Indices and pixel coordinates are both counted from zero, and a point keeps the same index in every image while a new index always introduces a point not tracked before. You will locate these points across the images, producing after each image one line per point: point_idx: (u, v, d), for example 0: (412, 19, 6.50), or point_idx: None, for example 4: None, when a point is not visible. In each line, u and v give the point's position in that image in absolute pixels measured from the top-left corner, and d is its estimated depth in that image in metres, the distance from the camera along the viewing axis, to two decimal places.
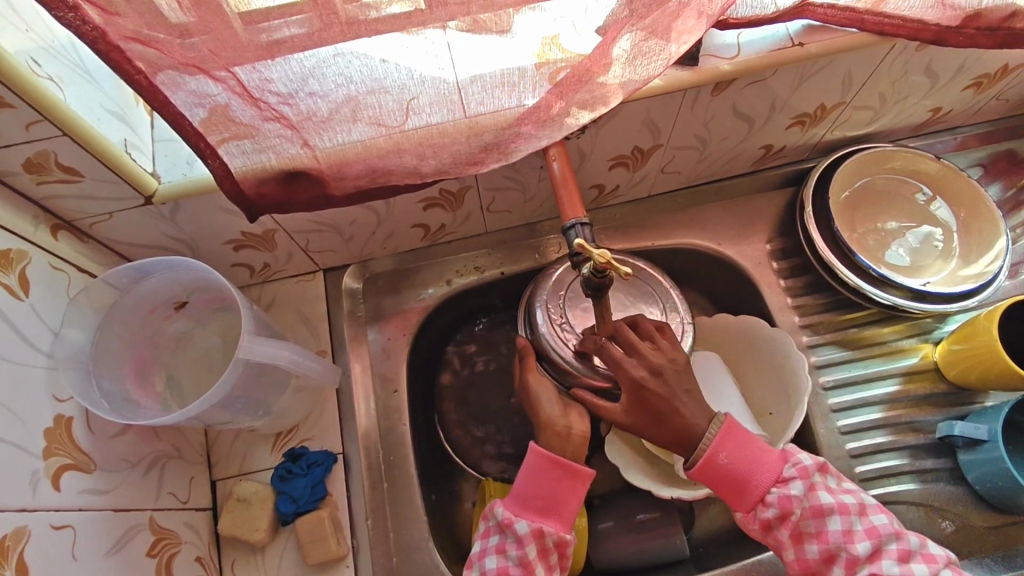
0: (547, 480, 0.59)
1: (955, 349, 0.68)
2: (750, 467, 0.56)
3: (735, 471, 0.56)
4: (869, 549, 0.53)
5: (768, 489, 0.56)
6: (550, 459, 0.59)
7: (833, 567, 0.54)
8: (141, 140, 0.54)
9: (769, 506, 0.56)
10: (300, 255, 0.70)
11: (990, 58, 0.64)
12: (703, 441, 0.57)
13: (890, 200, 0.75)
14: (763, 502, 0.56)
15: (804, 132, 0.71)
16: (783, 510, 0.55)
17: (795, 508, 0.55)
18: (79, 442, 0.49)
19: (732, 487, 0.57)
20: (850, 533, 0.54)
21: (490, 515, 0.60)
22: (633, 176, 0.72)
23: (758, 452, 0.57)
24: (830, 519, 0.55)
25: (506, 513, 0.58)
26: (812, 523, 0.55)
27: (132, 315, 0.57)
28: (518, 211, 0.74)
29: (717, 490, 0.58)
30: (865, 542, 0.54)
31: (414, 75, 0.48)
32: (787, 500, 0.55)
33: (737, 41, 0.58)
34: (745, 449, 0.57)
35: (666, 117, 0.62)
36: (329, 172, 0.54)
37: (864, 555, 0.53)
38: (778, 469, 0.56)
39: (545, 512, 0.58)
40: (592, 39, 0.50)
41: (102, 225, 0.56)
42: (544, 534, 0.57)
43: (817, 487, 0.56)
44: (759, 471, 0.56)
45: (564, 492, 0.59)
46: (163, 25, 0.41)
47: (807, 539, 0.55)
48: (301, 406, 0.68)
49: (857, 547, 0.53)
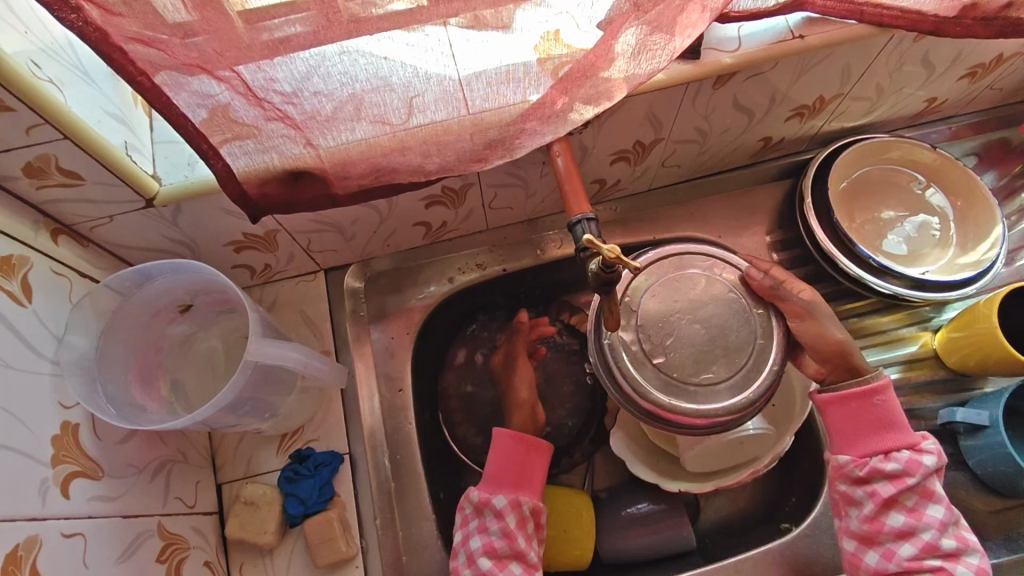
0: (513, 458, 0.63)
1: (956, 336, 0.68)
2: (894, 423, 0.58)
3: (881, 416, 0.59)
4: (953, 547, 0.54)
5: (897, 448, 0.58)
6: (512, 436, 0.63)
7: (904, 543, 0.55)
8: (141, 142, 0.53)
9: (891, 461, 0.57)
10: (301, 255, 0.70)
11: (986, 47, 0.65)
12: (871, 377, 0.60)
13: (888, 189, 0.76)
14: (888, 455, 0.57)
15: (804, 124, 0.72)
16: (902, 469, 0.56)
17: (916, 473, 0.56)
18: (86, 449, 0.49)
19: (864, 426, 0.59)
20: (945, 527, 0.55)
21: (465, 503, 0.62)
22: (635, 170, 0.72)
23: (905, 417, 0.59)
24: (934, 505, 0.56)
25: (481, 494, 0.61)
26: (916, 499, 0.56)
27: (136, 319, 0.56)
28: (520, 208, 0.73)
29: (841, 424, 0.60)
30: (953, 541, 0.55)
31: (419, 73, 0.48)
32: (914, 464, 0.56)
33: (738, 34, 0.59)
34: (900, 408, 0.59)
35: (667, 111, 0.62)
36: (332, 171, 0.53)
37: (945, 549, 0.54)
38: (919, 438, 0.57)
39: (517, 486, 0.62)
40: (595, 34, 0.50)
41: (103, 229, 0.55)
42: (520, 504, 0.60)
43: (938, 477, 0.57)
44: (898, 430, 0.58)
45: (531, 466, 0.63)
46: (165, 26, 0.40)
47: (899, 506, 0.56)
48: (307, 407, 0.67)
49: (943, 540, 0.55)
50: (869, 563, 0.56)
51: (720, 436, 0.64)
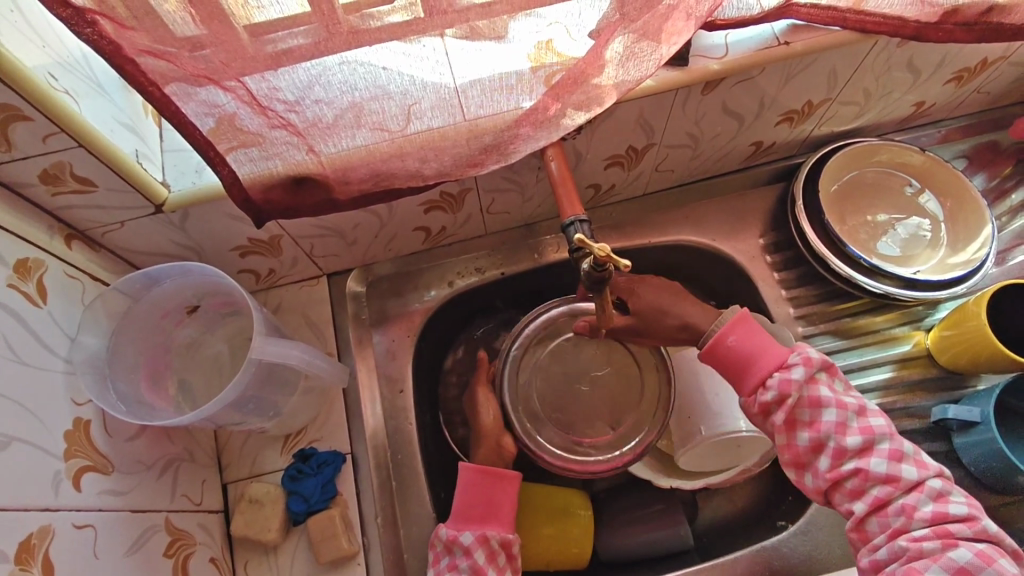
0: (479, 492, 0.62)
1: (947, 335, 0.69)
2: (757, 355, 0.59)
3: (739, 356, 0.60)
4: (859, 444, 0.55)
5: (769, 374, 0.58)
6: (478, 470, 0.62)
7: (819, 457, 0.56)
8: (151, 151, 0.55)
9: (769, 389, 0.57)
10: (305, 260, 0.72)
11: (970, 52, 0.67)
12: (714, 326, 0.61)
13: (879, 192, 0.77)
14: (764, 386, 0.58)
15: (793, 128, 0.74)
16: (780, 393, 0.57)
17: (792, 392, 0.56)
18: (97, 444, 0.51)
19: (738, 369, 0.60)
20: (843, 426, 0.56)
21: (436, 540, 0.61)
22: (628, 175, 0.74)
23: (766, 342, 0.60)
24: (826, 411, 0.56)
25: (450, 531, 0.60)
26: (808, 412, 0.57)
27: (145, 321, 0.58)
28: (517, 212, 0.75)
29: (726, 372, 0.61)
30: (857, 436, 0.55)
31: (415, 81, 0.50)
32: (786, 384, 0.57)
33: (725, 41, 0.60)
34: (755, 339, 0.60)
35: (659, 116, 0.64)
36: (333, 176, 0.56)
37: (853, 448, 0.55)
38: (782, 357, 0.58)
39: (484, 521, 0.61)
40: (586, 43, 0.52)
41: (114, 234, 0.58)
42: (488, 538, 0.60)
43: (819, 381, 0.58)
44: (763, 359, 0.59)
45: (498, 500, 0.62)
46: (174, 40, 0.43)
47: (799, 425, 0.57)
48: (311, 407, 0.69)
49: (848, 440, 0.55)
50: (809, 485, 0.57)
51: (712, 434, 0.67)
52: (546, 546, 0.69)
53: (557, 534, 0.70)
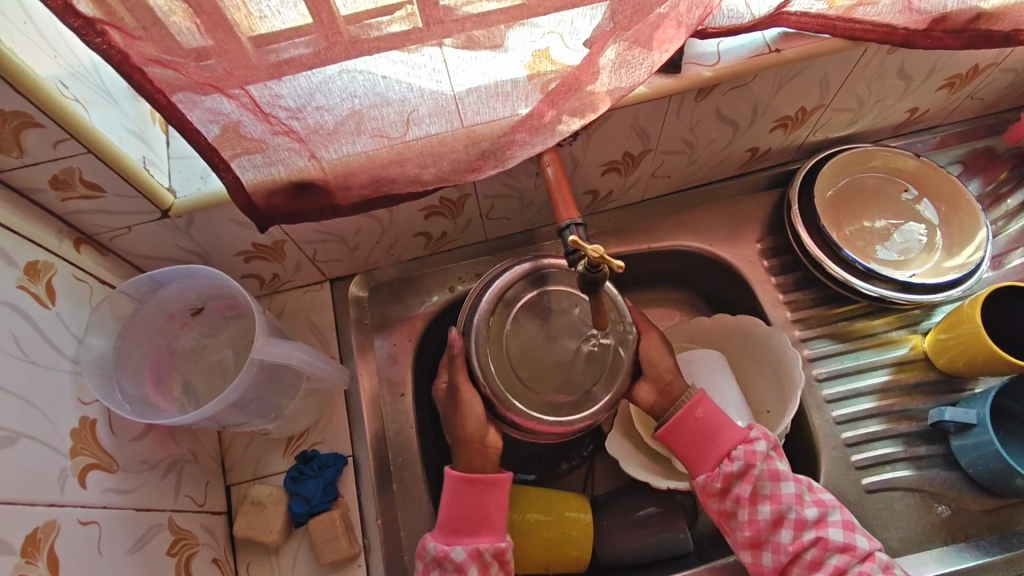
0: (466, 503, 0.61)
1: (943, 338, 0.69)
2: (722, 427, 0.61)
3: (706, 427, 0.61)
4: (817, 514, 0.57)
5: (733, 447, 0.60)
6: (464, 479, 0.61)
7: (781, 531, 0.57)
8: (157, 157, 0.57)
9: (734, 461, 0.59)
10: (307, 265, 0.73)
11: (961, 59, 0.68)
12: (683, 395, 0.63)
13: (874, 197, 0.78)
14: (729, 458, 0.60)
15: (788, 134, 0.75)
16: (745, 465, 0.59)
17: (757, 464, 0.59)
18: (102, 443, 0.52)
19: (702, 443, 0.61)
20: (802, 498, 0.58)
21: (424, 552, 0.60)
22: (625, 181, 0.75)
23: (726, 418, 0.62)
24: (784, 484, 0.59)
25: (439, 547, 0.59)
26: (770, 486, 0.58)
27: (150, 323, 0.60)
28: (516, 218, 0.77)
29: (689, 449, 0.61)
30: (814, 508, 0.58)
31: (413, 89, 0.52)
32: (752, 455, 0.59)
33: (716, 49, 0.62)
34: (718, 412, 0.62)
35: (653, 123, 0.65)
36: (335, 181, 0.57)
37: (812, 519, 0.57)
38: (745, 431, 0.61)
39: (475, 533, 0.60)
40: (581, 52, 0.53)
41: (121, 239, 0.59)
42: (481, 551, 0.59)
43: (775, 455, 0.61)
44: (726, 432, 0.61)
45: (488, 506, 0.61)
46: (181, 49, 0.44)
47: (761, 499, 0.58)
48: (312, 410, 0.70)
49: (806, 511, 0.58)
50: (768, 564, 0.58)
51: None
52: (545, 549, 0.70)
53: (557, 536, 0.70)
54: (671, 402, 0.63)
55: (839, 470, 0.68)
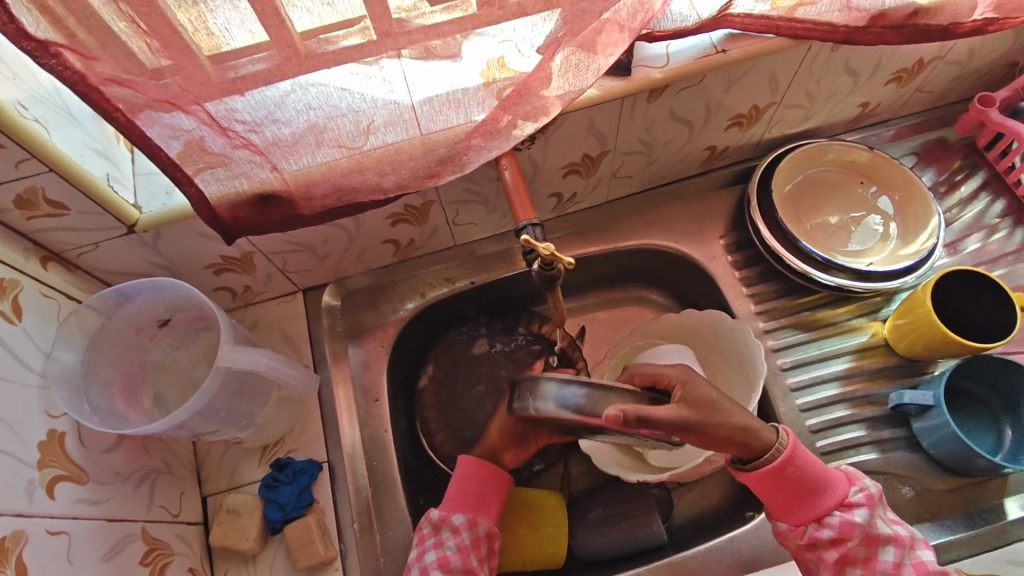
0: (471, 480, 0.66)
1: (900, 323, 0.71)
2: (818, 490, 0.58)
3: (800, 486, 0.58)
4: None
5: (829, 509, 0.58)
6: (475, 463, 0.67)
7: None
8: (123, 174, 0.59)
9: (826, 527, 0.58)
10: (278, 276, 0.75)
11: (904, 54, 0.70)
12: (778, 448, 0.58)
13: (830, 190, 0.80)
14: (821, 522, 0.58)
15: (744, 132, 0.77)
16: (839, 534, 0.57)
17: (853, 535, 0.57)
18: (71, 455, 0.53)
19: (794, 500, 0.59)
20: (901, 566, 0.56)
21: (424, 522, 0.65)
22: (588, 183, 0.77)
23: (825, 475, 0.59)
24: (884, 550, 0.57)
25: (441, 513, 0.64)
26: (866, 550, 0.57)
27: (118, 336, 0.61)
28: (483, 223, 0.78)
29: (778, 500, 0.59)
30: None
31: (367, 99, 0.53)
32: (848, 525, 0.57)
33: (666, 51, 0.64)
34: (816, 470, 0.59)
35: (609, 125, 0.67)
36: (297, 192, 0.59)
37: None
38: (845, 494, 0.58)
39: (475, 508, 0.65)
40: (534, 58, 0.55)
41: (89, 255, 0.60)
42: (476, 525, 0.64)
43: (877, 517, 0.58)
44: (824, 494, 0.58)
45: (489, 491, 0.66)
46: (138, 69, 0.46)
47: (854, 564, 0.57)
48: (285, 418, 0.71)
49: None
50: None
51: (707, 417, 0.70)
52: (521, 545, 0.71)
53: (534, 532, 0.72)
54: (763, 450, 0.58)
55: None
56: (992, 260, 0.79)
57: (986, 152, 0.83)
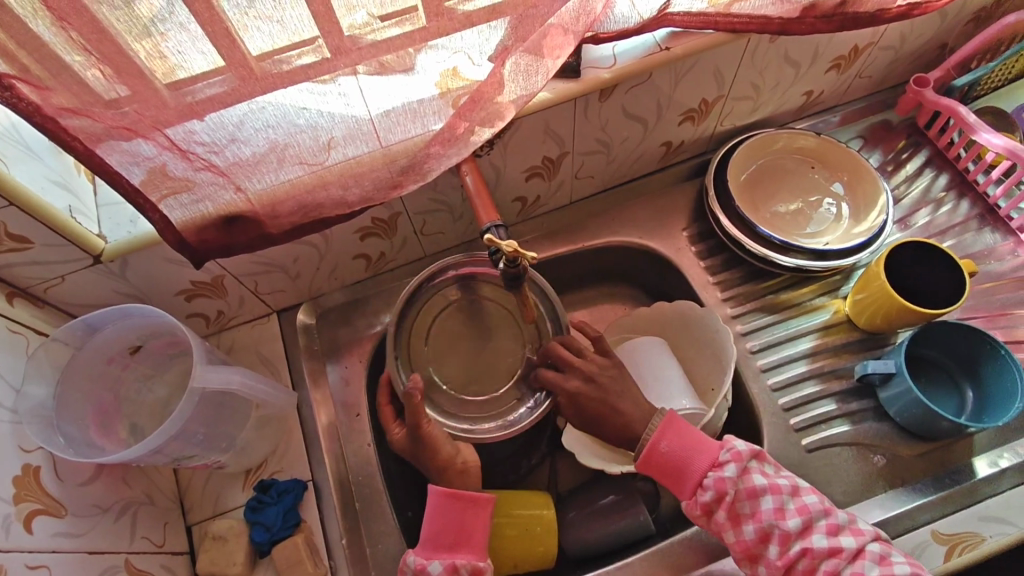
0: (447, 516, 0.63)
1: (860, 298, 0.74)
2: (689, 457, 0.62)
3: (674, 460, 0.62)
4: (799, 525, 0.57)
5: (705, 474, 0.61)
6: (447, 494, 0.63)
7: (769, 546, 0.58)
8: (86, 206, 0.59)
9: (706, 490, 0.60)
10: (251, 298, 0.75)
11: (839, 41, 0.74)
12: (647, 433, 0.64)
13: (784, 176, 0.83)
14: (702, 487, 0.60)
15: (696, 126, 0.80)
16: (717, 493, 0.59)
17: (728, 490, 0.59)
18: (47, 489, 0.52)
19: (675, 474, 0.62)
20: (781, 511, 0.58)
21: (405, 567, 0.62)
22: (550, 185, 0.79)
23: (697, 442, 0.62)
24: (763, 499, 0.58)
25: (417, 559, 0.61)
26: (747, 504, 0.59)
27: (91, 367, 0.60)
28: (451, 232, 0.80)
29: (665, 479, 0.63)
30: (795, 518, 0.58)
31: (325, 115, 0.54)
32: (722, 482, 0.60)
33: (613, 52, 0.66)
34: (686, 441, 0.62)
35: (564, 126, 0.69)
36: (263, 211, 0.60)
37: (795, 530, 0.57)
38: (714, 455, 0.61)
39: (455, 547, 0.62)
40: (486, 67, 0.57)
41: (56, 289, 0.60)
42: (457, 567, 0.61)
43: (752, 470, 0.60)
44: (697, 459, 0.61)
45: (469, 525, 0.63)
46: (94, 97, 0.46)
47: (743, 519, 0.59)
48: (267, 439, 0.71)
49: (789, 523, 0.57)
50: None
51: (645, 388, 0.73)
52: (511, 546, 0.71)
53: (522, 534, 0.71)
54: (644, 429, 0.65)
55: (780, 435, 0.72)
56: (941, 233, 0.82)
57: (927, 131, 0.87)
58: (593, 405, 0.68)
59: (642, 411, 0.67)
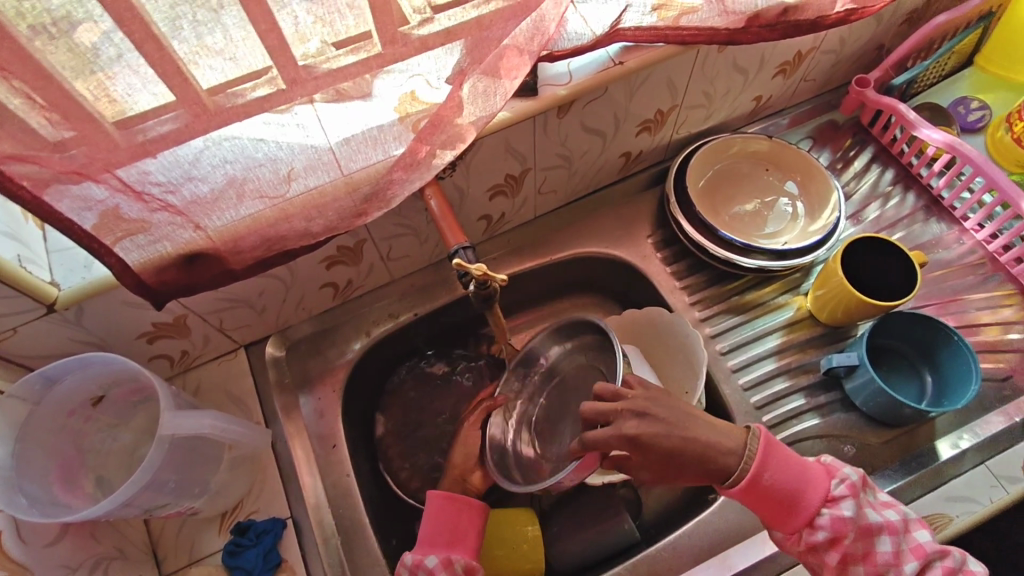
0: (444, 518, 0.65)
1: (820, 294, 0.76)
2: (800, 491, 0.56)
3: (782, 494, 0.55)
4: (917, 568, 0.54)
5: (816, 510, 0.55)
6: (447, 497, 0.66)
7: None
8: (35, 253, 0.56)
9: (819, 530, 0.55)
10: (216, 335, 0.73)
11: (783, 48, 0.77)
12: (748, 460, 0.55)
13: (740, 180, 0.86)
14: (812, 525, 0.55)
15: (653, 136, 0.81)
16: (833, 533, 0.55)
17: (848, 531, 0.54)
18: (10, 554, 0.49)
19: (778, 508, 0.56)
20: (899, 554, 0.55)
21: (400, 568, 0.63)
22: (515, 202, 0.80)
23: (803, 474, 0.56)
24: (881, 540, 0.55)
25: (414, 557, 0.63)
26: (862, 545, 0.55)
27: (51, 421, 0.58)
28: (418, 254, 0.79)
29: (762, 509, 0.57)
30: (913, 561, 0.55)
31: (282, 146, 0.54)
32: (839, 522, 0.55)
33: (568, 69, 0.67)
34: (789, 472, 0.56)
35: (525, 143, 0.70)
36: (225, 247, 0.58)
37: (913, 574, 0.54)
38: (828, 489, 0.56)
39: (451, 545, 0.64)
40: (444, 90, 0.57)
41: (7, 342, 0.57)
42: (452, 561, 0.63)
43: (866, 505, 0.56)
44: (807, 494, 0.56)
45: (464, 525, 0.66)
46: (40, 143, 0.45)
47: (855, 560, 0.55)
48: (241, 479, 0.69)
49: (906, 567, 0.54)
50: None
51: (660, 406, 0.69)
52: (498, 567, 0.70)
53: (508, 553, 0.71)
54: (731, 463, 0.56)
55: None
56: (891, 226, 0.86)
57: (871, 129, 0.91)
58: (660, 443, 0.55)
59: (732, 438, 0.57)
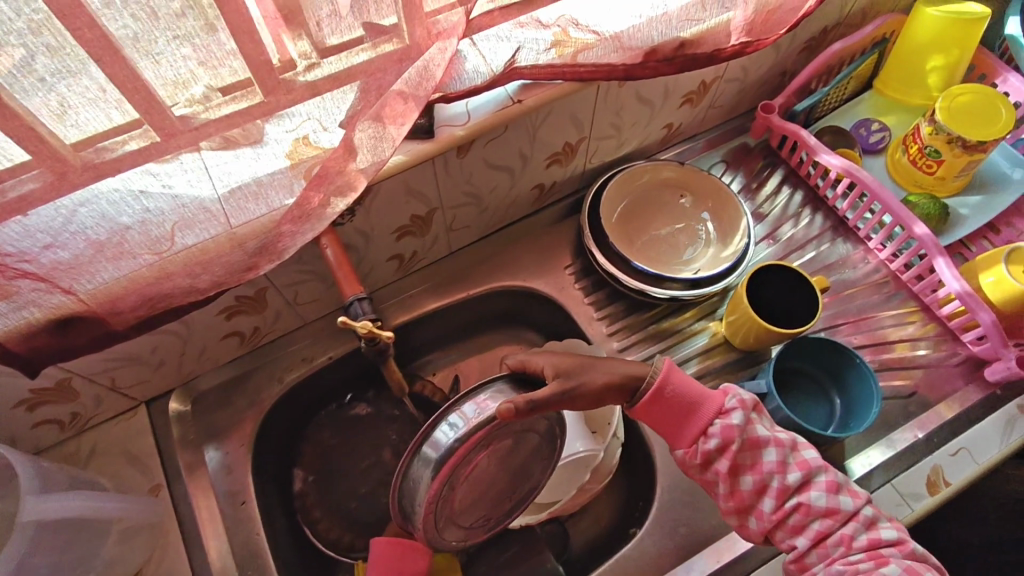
0: (670, 401, 0.63)
1: None
2: (698, 401, 0.63)
3: (681, 404, 0.63)
4: (799, 478, 0.60)
5: (709, 422, 0.62)
6: (675, 383, 0.63)
7: (764, 498, 0.61)
8: None
9: (711, 437, 0.61)
10: (287, 310, 0.76)
11: (802, 27, 0.87)
12: (653, 376, 0.64)
13: (653, 210, 0.90)
14: (706, 435, 0.62)
15: (692, 107, 0.90)
16: (723, 441, 0.61)
17: (734, 437, 0.61)
18: None
19: (677, 419, 0.63)
20: (784, 464, 0.61)
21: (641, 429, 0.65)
22: (566, 170, 0.86)
23: (701, 390, 0.64)
24: (766, 451, 0.61)
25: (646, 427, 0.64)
26: (749, 455, 0.61)
27: None
28: (478, 222, 0.85)
29: (664, 423, 0.64)
30: (796, 472, 0.61)
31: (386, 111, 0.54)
32: (728, 429, 0.61)
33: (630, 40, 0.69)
34: (693, 386, 0.64)
35: (586, 111, 0.77)
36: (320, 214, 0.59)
37: (795, 484, 0.60)
38: (721, 402, 0.63)
39: (674, 424, 0.63)
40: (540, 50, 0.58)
41: None
42: (685, 440, 0.63)
43: (755, 421, 0.63)
44: (705, 405, 0.63)
45: (687, 411, 0.63)
46: None
47: (743, 470, 0.61)
48: None
49: (789, 478, 0.60)
50: (753, 527, 0.62)
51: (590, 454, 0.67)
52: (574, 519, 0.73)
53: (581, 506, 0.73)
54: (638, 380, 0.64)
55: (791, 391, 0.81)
56: None
57: (780, 151, 0.97)
58: (572, 373, 0.61)
59: (638, 367, 0.65)
